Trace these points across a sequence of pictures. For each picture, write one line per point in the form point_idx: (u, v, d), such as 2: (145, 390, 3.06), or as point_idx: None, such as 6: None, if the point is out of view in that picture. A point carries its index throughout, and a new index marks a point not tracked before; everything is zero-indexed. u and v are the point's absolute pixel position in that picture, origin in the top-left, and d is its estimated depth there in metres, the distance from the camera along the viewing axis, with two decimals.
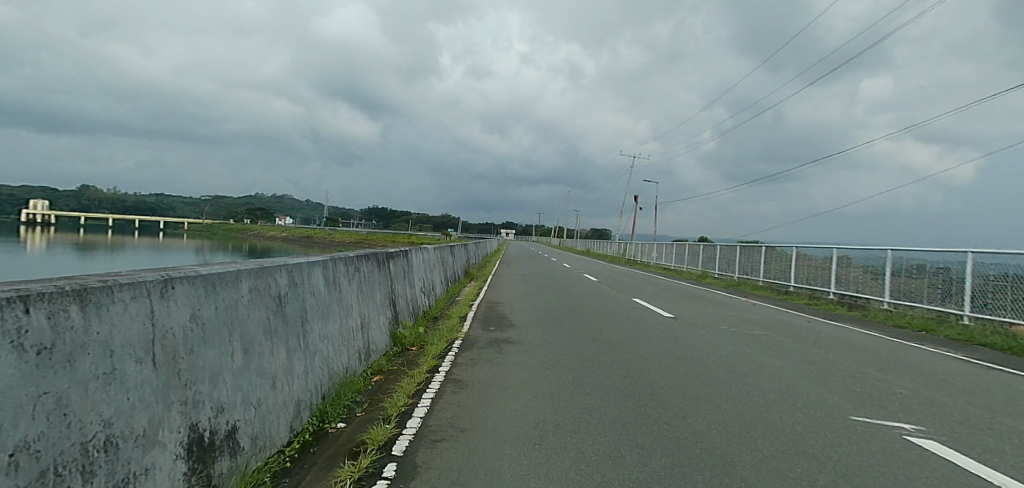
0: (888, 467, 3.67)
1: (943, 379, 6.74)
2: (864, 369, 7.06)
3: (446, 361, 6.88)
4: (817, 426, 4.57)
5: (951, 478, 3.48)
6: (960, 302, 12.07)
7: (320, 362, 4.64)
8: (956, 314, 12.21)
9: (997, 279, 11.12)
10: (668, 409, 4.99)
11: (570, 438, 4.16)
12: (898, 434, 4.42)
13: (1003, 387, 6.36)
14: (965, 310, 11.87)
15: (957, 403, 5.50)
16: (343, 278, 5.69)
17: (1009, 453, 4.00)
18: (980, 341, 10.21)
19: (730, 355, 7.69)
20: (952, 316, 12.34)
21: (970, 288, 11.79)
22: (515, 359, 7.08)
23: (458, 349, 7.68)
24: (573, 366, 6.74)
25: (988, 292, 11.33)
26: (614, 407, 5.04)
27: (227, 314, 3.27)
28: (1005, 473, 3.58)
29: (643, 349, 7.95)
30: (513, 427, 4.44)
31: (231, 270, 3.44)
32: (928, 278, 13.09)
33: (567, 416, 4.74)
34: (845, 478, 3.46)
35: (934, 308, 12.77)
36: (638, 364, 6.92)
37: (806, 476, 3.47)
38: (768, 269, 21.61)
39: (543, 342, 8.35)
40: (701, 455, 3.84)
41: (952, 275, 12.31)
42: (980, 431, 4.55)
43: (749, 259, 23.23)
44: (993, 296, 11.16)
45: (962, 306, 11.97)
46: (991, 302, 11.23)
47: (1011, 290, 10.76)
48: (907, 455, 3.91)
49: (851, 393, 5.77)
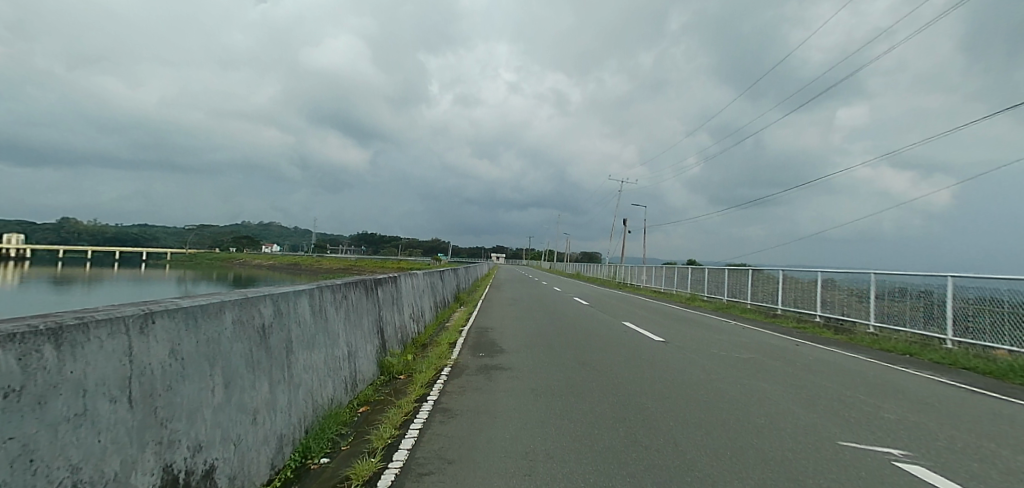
0: None
1: (931, 403, 6.77)
2: (852, 393, 7.09)
3: (434, 389, 6.77)
4: (805, 452, 4.54)
5: None
6: (942, 327, 12.25)
7: (305, 393, 4.54)
8: (939, 338, 12.36)
9: (977, 303, 11.31)
10: (659, 435, 4.96)
11: (560, 467, 4.10)
12: (887, 459, 4.41)
13: (988, 412, 6.42)
14: (947, 335, 12.04)
15: (942, 427, 5.54)
16: (329, 306, 5.63)
17: (994, 478, 4.02)
18: (964, 365, 10.29)
19: (719, 379, 7.68)
20: (935, 340, 12.49)
21: (951, 312, 11.98)
22: (506, 386, 7.02)
23: (447, 376, 7.56)
24: (564, 392, 6.68)
25: (969, 315, 11.52)
26: (606, 434, 4.96)
27: (208, 349, 3.21)
28: None
29: (635, 374, 7.89)
30: (503, 456, 4.36)
31: (213, 302, 3.40)
32: (911, 301, 13.29)
33: (559, 445, 4.65)
34: None
35: (918, 332, 12.91)
36: (628, 389, 6.89)
37: None
38: (756, 291, 21.71)
39: (534, 367, 8.28)
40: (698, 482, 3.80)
41: (933, 297, 12.51)
42: (967, 457, 4.55)
43: (738, 281, 23.37)
44: (976, 321, 11.33)
45: (945, 331, 12.14)
46: (972, 325, 11.41)
47: (991, 314, 10.95)
48: (896, 481, 3.89)
49: (840, 418, 5.76)
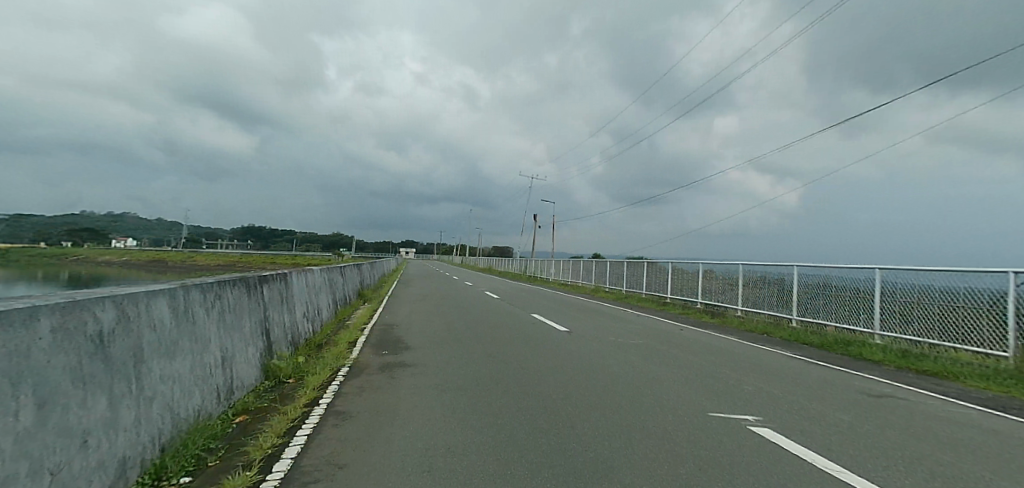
0: (735, 456, 4.03)
1: (789, 375, 7.68)
2: (729, 370, 7.82)
3: (328, 391, 6.38)
4: (682, 423, 4.88)
5: (778, 461, 3.93)
6: (789, 308, 14.07)
7: (160, 407, 4.02)
8: (785, 319, 14.20)
9: (815, 287, 13.16)
10: (557, 420, 5.09)
11: (461, 460, 4.04)
12: (743, 424, 4.88)
13: (831, 383, 7.41)
14: (792, 315, 13.88)
15: (787, 395, 6.26)
16: (197, 308, 5.06)
17: (823, 435, 4.63)
18: (803, 339, 11.94)
19: (615, 364, 8.09)
20: (783, 320, 14.32)
21: (795, 296, 13.81)
22: (407, 383, 6.81)
23: (344, 377, 7.17)
24: (468, 385, 6.64)
25: (809, 298, 13.34)
26: (506, 424, 4.99)
27: (11, 364, 2.68)
28: (822, 455, 4.10)
29: (538, 363, 8.08)
30: (400, 455, 4.20)
31: (20, 309, 2.86)
32: (767, 287, 15.10)
33: (460, 438, 4.59)
34: (702, 470, 3.74)
35: (771, 313, 14.72)
36: (529, 379, 7.02)
37: (667, 472, 3.70)
38: (650, 282, 23.19)
39: (439, 362, 8.15)
40: (586, 460, 3.95)
41: (783, 284, 14.33)
42: (804, 418, 5.18)
43: (633, 273, 24.87)
44: (813, 303, 13.19)
45: (790, 312, 13.96)
46: (811, 306, 13.26)
47: (826, 296, 12.79)
48: (749, 443, 4.33)
49: (717, 393, 6.30)
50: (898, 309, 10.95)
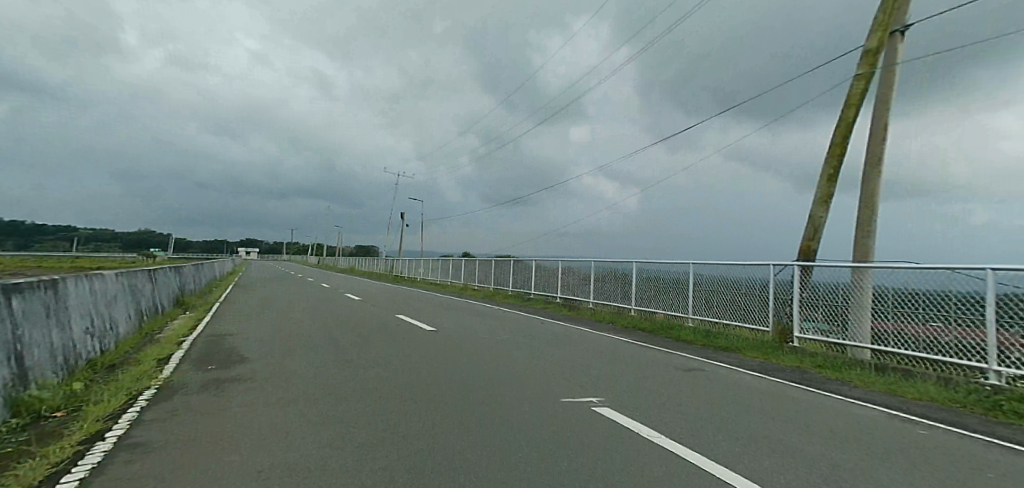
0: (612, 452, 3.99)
1: (641, 367, 8.18)
2: (590, 364, 8.07)
3: (119, 422, 4.96)
4: (556, 424, 4.72)
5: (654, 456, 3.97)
6: (629, 298, 15.77)
7: None
8: (626, 308, 15.95)
9: (652, 279, 14.95)
10: (423, 423, 4.62)
11: (309, 474, 3.36)
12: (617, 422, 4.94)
13: (677, 372, 8.05)
14: (631, 305, 15.60)
15: (646, 389, 6.62)
16: None
17: (684, 428, 4.87)
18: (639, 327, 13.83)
19: (482, 360, 7.86)
20: (623, 309, 16.06)
21: (635, 288, 15.54)
22: (241, 400, 5.71)
23: (145, 403, 5.70)
24: (319, 394, 5.82)
25: (647, 289, 15.10)
26: (365, 431, 4.37)
27: None
28: (688, 447, 4.27)
29: (400, 365, 7.49)
30: (227, 478, 3.37)
31: None
32: (612, 280, 16.59)
33: (308, 452, 3.86)
34: (583, 465, 3.60)
35: (614, 304, 16.30)
36: (390, 382, 6.41)
37: (548, 469, 3.48)
38: (515, 279, 23.63)
39: (284, 373, 7.09)
40: (461, 463, 3.57)
41: (625, 276, 15.95)
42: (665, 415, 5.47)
43: (498, 272, 25.22)
44: (649, 293, 15.00)
45: (630, 301, 15.69)
46: (647, 296, 15.06)
47: (660, 287, 14.60)
48: (625, 440, 4.37)
49: (581, 389, 6.36)
50: (704, 296, 13.09)
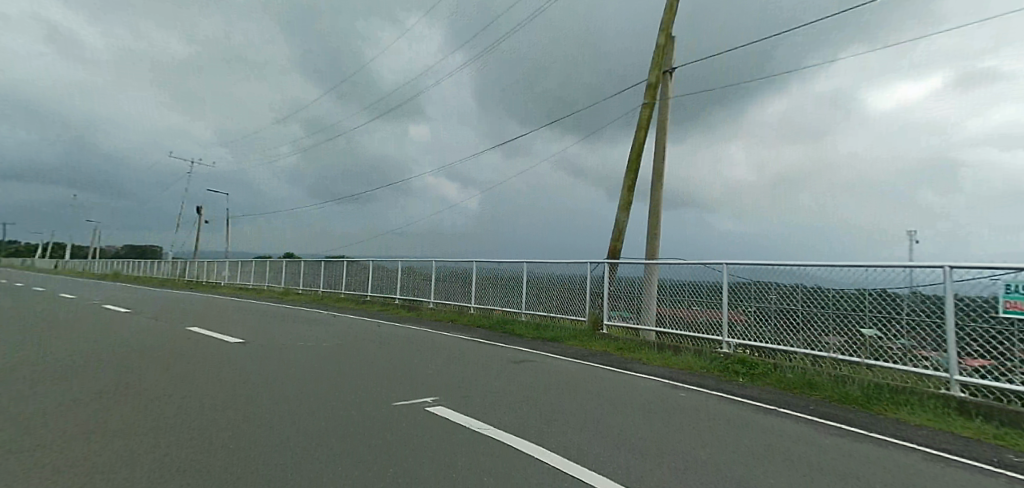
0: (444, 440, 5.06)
1: (470, 362, 9.45)
2: (425, 364, 9.06)
3: None
4: (411, 428, 5.53)
5: (476, 439, 5.15)
6: (468, 297, 17.13)
7: None
8: (465, 306, 17.23)
9: (489, 279, 16.49)
10: (276, 436, 5.12)
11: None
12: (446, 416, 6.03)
13: (499, 363, 9.50)
14: (471, 303, 16.93)
15: (474, 382, 7.88)
16: None
17: (501, 413, 6.19)
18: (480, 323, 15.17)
19: (322, 372, 8.30)
20: (463, 307, 17.32)
21: (475, 287, 16.92)
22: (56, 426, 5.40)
23: None
24: (153, 417, 5.79)
25: (485, 288, 16.59)
26: (220, 448, 4.74)
27: None
28: (502, 428, 5.54)
29: (237, 382, 7.56)
30: None
31: None
32: (453, 280, 17.82)
33: (166, 471, 4.16)
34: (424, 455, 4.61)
35: (455, 303, 17.49)
36: (231, 400, 6.58)
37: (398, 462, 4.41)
38: (349, 281, 23.41)
39: (100, 397, 6.68)
40: (322, 466, 4.29)
41: (466, 277, 17.30)
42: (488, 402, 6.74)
43: (332, 274, 24.65)
44: (487, 292, 16.50)
45: (470, 300, 17.01)
46: (485, 294, 16.53)
47: (496, 285, 16.21)
48: (454, 429, 5.49)
49: (418, 389, 7.33)
50: (538, 291, 14.92)
